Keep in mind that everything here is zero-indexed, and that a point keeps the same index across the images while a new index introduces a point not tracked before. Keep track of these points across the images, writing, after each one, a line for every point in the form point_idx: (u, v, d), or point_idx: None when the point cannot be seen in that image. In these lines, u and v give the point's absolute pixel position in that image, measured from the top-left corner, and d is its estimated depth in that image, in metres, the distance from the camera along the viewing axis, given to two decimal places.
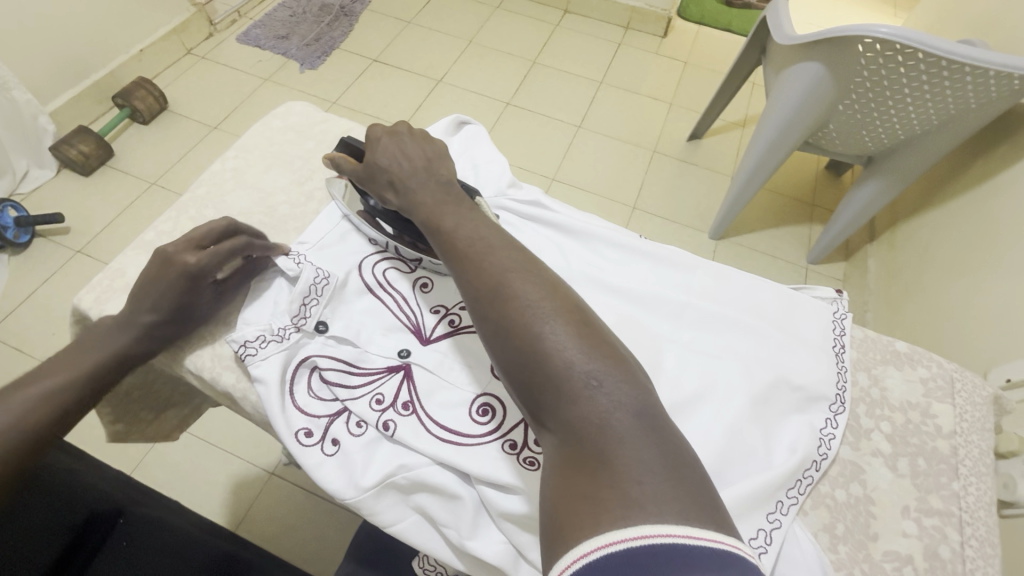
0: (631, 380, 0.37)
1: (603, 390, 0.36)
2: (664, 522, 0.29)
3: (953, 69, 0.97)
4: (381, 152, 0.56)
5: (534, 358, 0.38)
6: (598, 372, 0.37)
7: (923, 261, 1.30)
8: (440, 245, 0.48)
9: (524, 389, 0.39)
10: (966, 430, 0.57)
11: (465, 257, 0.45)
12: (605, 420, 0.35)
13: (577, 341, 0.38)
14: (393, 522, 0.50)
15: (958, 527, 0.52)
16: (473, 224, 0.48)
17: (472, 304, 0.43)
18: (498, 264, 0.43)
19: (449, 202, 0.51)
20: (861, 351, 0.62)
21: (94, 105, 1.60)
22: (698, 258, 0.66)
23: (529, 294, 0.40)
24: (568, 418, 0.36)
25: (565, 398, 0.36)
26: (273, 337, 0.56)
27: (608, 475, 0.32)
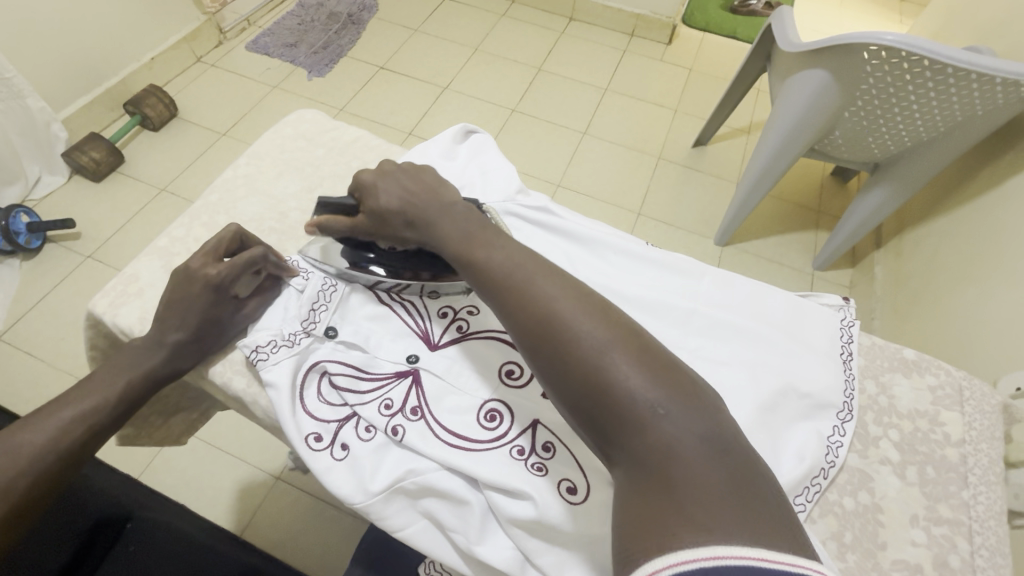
0: (695, 402, 0.37)
1: (668, 415, 0.36)
2: (740, 547, 0.30)
3: (960, 77, 0.98)
4: (384, 193, 0.56)
5: (595, 387, 0.38)
6: (662, 400, 0.36)
7: (931, 268, 1.29)
8: (476, 276, 0.48)
9: (586, 418, 0.39)
10: (975, 439, 0.57)
11: (506, 288, 0.45)
12: (673, 448, 0.35)
13: (636, 367, 0.38)
14: (401, 527, 0.50)
15: (967, 536, 0.51)
16: (508, 250, 0.48)
17: (521, 334, 0.42)
18: (545, 291, 0.43)
19: (471, 228, 0.51)
20: (868, 358, 0.62)
21: (105, 112, 1.63)
22: (705, 266, 0.66)
23: (581, 321, 0.40)
24: (634, 447, 0.36)
25: (630, 427, 0.36)
26: (284, 342, 0.56)
27: (681, 503, 0.32)
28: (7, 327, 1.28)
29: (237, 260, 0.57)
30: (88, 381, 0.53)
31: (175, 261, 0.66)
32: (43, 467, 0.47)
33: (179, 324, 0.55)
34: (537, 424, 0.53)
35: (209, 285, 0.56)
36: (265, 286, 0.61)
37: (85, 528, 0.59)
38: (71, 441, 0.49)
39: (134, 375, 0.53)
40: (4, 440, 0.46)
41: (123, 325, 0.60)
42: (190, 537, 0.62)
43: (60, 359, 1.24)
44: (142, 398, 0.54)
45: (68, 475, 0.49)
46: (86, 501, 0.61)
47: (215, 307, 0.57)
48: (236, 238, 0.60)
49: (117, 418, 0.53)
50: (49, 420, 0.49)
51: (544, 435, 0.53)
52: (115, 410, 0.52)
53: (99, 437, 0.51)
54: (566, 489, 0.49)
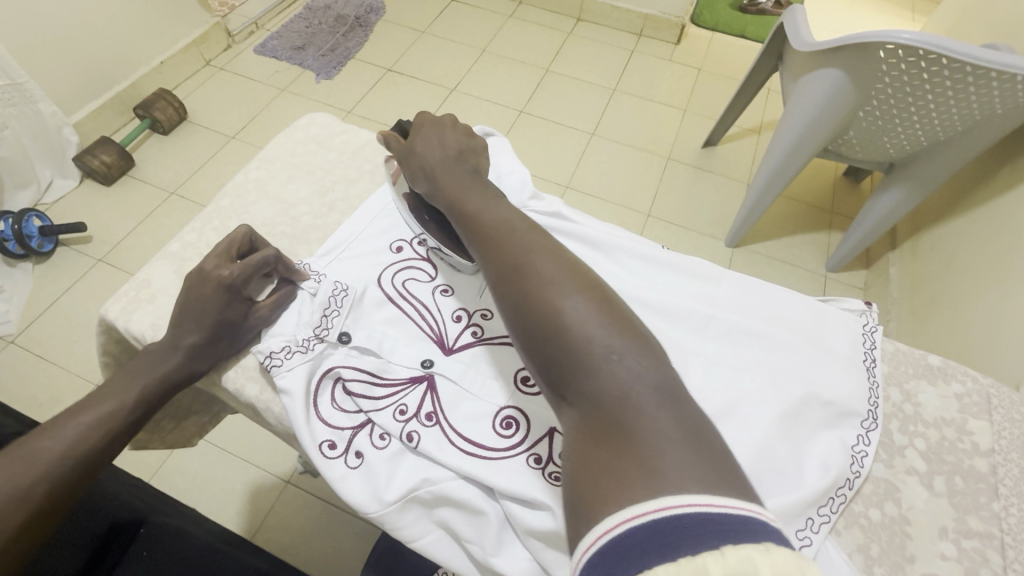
0: (651, 356, 0.39)
1: (623, 363, 0.38)
2: (681, 490, 0.32)
3: (979, 75, 0.96)
4: (420, 138, 0.58)
5: (555, 332, 0.41)
6: (620, 349, 0.39)
7: (948, 270, 1.27)
8: (466, 229, 0.51)
9: (545, 363, 0.41)
10: (1005, 448, 0.55)
11: (489, 241, 0.48)
12: (624, 393, 0.37)
13: (598, 318, 0.41)
14: (416, 537, 0.49)
15: (999, 549, 0.49)
16: (496, 209, 0.52)
17: (496, 281, 0.46)
18: (526, 246, 0.46)
19: (469, 186, 0.54)
20: (892, 364, 0.60)
21: (116, 116, 1.63)
22: (724, 270, 0.65)
23: (553, 274, 0.43)
24: (589, 392, 0.38)
25: (587, 373, 0.39)
26: (298, 348, 0.56)
27: (629, 446, 0.35)
28: (20, 331, 1.28)
29: (250, 261, 0.57)
30: (104, 388, 0.52)
31: (186, 266, 0.66)
32: (63, 473, 0.46)
33: (195, 327, 0.54)
34: (554, 433, 0.52)
35: (223, 286, 0.55)
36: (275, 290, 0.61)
37: (100, 530, 0.59)
38: (90, 447, 0.48)
39: (151, 379, 0.53)
40: (24, 446, 0.46)
41: (136, 331, 0.60)
42: (200, 542, 0.62)
43: (71, 363, 1.24)
44: (158, 404, 0.54)
45: (87, 481, 0.49)
46: (97, 507, 0.60)
47: (232, 310, 0.56)
48: (247, 242, 0.60)
49: (133, 425, 0.52)
50: (68, 426, 0.48)
51: (561, 443, 0.52)
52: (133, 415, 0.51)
53: (118, 443, 0.51)
54: None
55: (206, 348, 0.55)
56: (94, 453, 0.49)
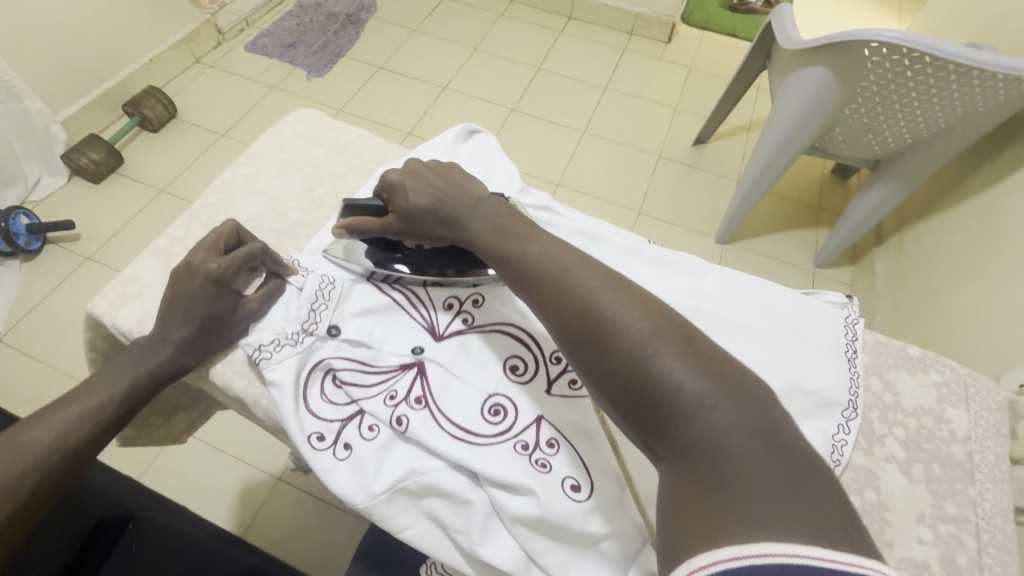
0: (745, 394, 0.36)
1: (718, 407, 0.35)
2: (798, 548, 0.29)
3: (963, 72, 0.97)
4: (412, 194, 0.56)
5: (637, 379, 0.37)
6: (710, 392, 0.35)
7: (931, 264, 1.29)
8: (510, 269, 0.47)
9: (630, 412, 0.38)
10: (981, 436, 0.56)
11: (540, 281, 0.44)
12: (723, 442, 0.34)
13: (682, 359, 0.37)
14: (404, 528, 0.49)
15: (974, 534, 0.51)
16: (540, 243, 0.47)
17: (557, 326, 0.42)
18: (585, 281, 0.42)
19: (508, 226, 0.51)
20: (873, 355, 0.62)
21: (104, 113, 1.62)
22: (708, 263, 0.66)
23: (621, 312, 0.39)
24: (682, 441, 0.35)
25: (679, 421, 0.35)
26: (287, 340, 0.56)
27: (736, 501, 0.31)
28: (7, 329, 1.27)
29: (237, 255, 0.57)
30: (93, 381, 0.52)
31: (174, 262, 0.65)
32: (49, 465, 0.47)
33: (183, 321, 0.55)
34: (541, 420, 0.53)
35: (211, 281, 0.56)
36: (262, 284, 0.61)
37: (88, 527, 0.59)
38: (77, 439, 0.49)
39: (138, 373, 0.53)
40: (11, 437, 0.47)
41: (123, 326, 0.60)
42: (189, 536, 0.62)
43: (59, 361, 1.23)
44: (146, 397, 0.54)
45: (75, 474, 0.49)
46: (85, 502, 0.60)
47: (221, 305, 0.56)
48: (233, 236, 0.60)
49: (122, 417, 0.52)
50: (55, 418, 0.49)
51: (548, 431, 0.52)
52: (120, 408, 0.52)
53: (105, 436, 0.51)
54: (571, 487, 0.49)
55: (193, 342, 0.55)
56: (82, 444, 0.49)
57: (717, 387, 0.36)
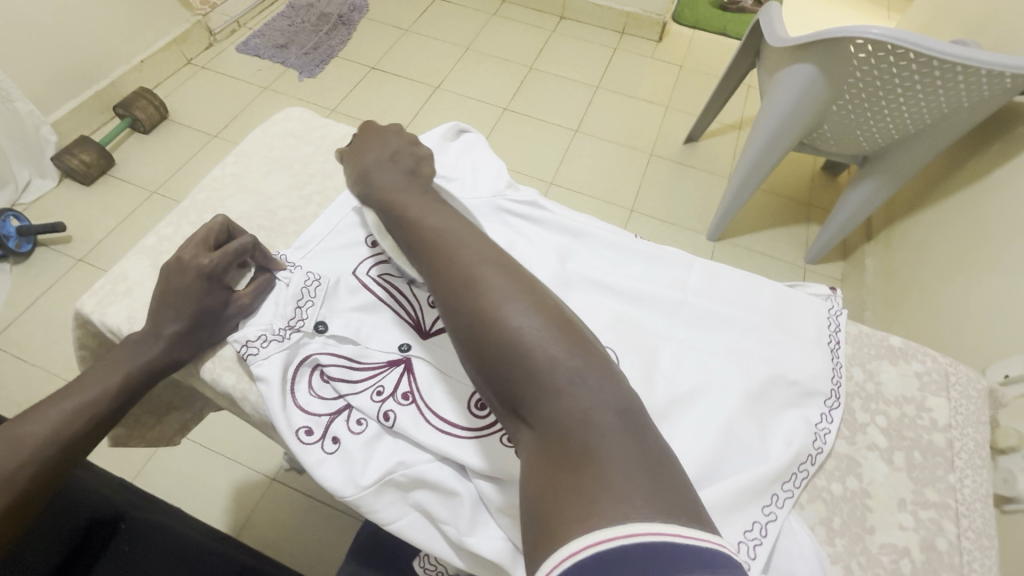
0: (610, 379, 0.39)
1: (583, 386, 0.38)
2: (627, 503, 0.32)
3: (946, 68, 0.99)
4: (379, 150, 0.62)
5: (513, 355, 0.40)
6: (577, 371, 0.39)
7: (919, 259, 1.30)
8: (420, 248, 0.50)
9: (503, 386, 0.40)
10: (961, 423, 0.57)
11: (440, 260, 0.47)
12: (581, 415, 0.37)
13: (556, 340, 0.40)
14: (393, 520, 0.50)
15: (954, 519, 0.52)
16: (445, 225, 0.51)
17: (449, 301, 0.45)
18: (481, 265, 0.45)
19: (426, 206, 0.54)
20: (856, 346, 0.63)
21: (95, 115, 1.62)
22: (694, 257, 0.67)
23: (508, 294, 0.43)
24: (545, 414, 0.38)
25: (546, 396, 0.38)
26: (274, 336, 0.56)
27: (583, 465, 0.34)
28: None
29: (228, 249, 0.58)
30: (87, 377, 0.53)
31: (163, 259, 0.66)
32: (44, 459, 0.47)
33: (175, 315, 0.55)
34: None
35: (202, 275, 0.56)
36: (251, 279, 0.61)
37: (79, 525, 0.59)
38: (72, 434, 0.49)
39: (131, 369, 0.53)
40: (6, 432, 0.47)
41: (112, 324, 0.60)
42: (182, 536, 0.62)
43: (51, 363, 1.23)
44: (138, 393, 0.54)
45: (71, 468, 0.49)
46: (79, 502, 0.61)
47: (213, 298, 0.57)
48: (223, 234, 0.60)
49: (116, 411, 0.53)
50: (49, 413, 0.49)
51: None
52: (113, 403, 0.52)
53: (99, 431, 0.52)
54: None
55: (185, 337, 0.56)
56: (77, 439, 0.49)
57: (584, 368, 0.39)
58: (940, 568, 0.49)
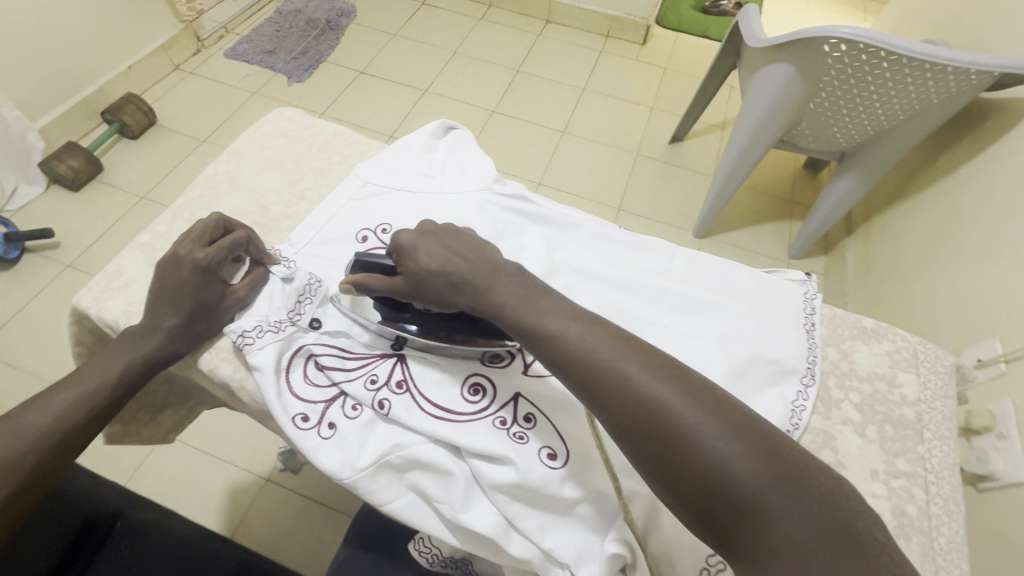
0: (824, 495, 0.36)
1: (790, 511, 0.35)
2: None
3: (916, 66, 1.03)
4: (423, 256, 0.52)
5: (710, 481, 0.37)
6: (791, 497, 0.35)
7: (898, 250, 1.34)
8: (549, 351, 0.45)
9: (700, 513, 0.38)
10: (929, 397, 0.60)
11: (583, 368, 0.43)
12: (809, 548, 0.34)
13: (756, 458, 0.37)
14: (389, 500, 0.52)
15: (923, 487, 0.55)
16: (574, 320, 0.46)
17: (615, 421, 0.41)
18: (641, 375, 0.41)
19: (533, 301, 0.48)
20: (830, 328, 0.66)
21: (82, 121, 1.62)
22: (675, 245, 0.69)
23: (687, 409, 0.39)
24: (765, 547, 0.35)
25: (761, 525, 0.35)
26: (270, 328, 0.58)
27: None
28: None
29: (223, 244, 0.59)
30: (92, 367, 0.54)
31: (158, 255, 0.67)
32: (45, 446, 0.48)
33: (172, 309, 0.56)
34: (519, 397, 0.55)
35: (198, 269, 0.57)
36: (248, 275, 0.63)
37: (76, 525, 0.59)
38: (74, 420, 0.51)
39: (132, 358, 0.55)
40: (9, 421, 0.48)
41: (109, 318, 0.61)
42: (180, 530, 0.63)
43: (41, 368, 1.23)
44: (137, 383, 0.56)
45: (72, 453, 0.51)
46: (72, 499, 0.60)
47: (210, 293, 0.58)
48: (218, 229, 0.61)
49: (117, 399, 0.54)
50: (50, 403, 0.51)
51: (525, 406, 0.55)
52: (113, 392, 0.54)
53: (98, 420, 0.53)
54: (547, 455, 0.51)
55: (184, 329, 0.57)
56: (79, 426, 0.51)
57: (794, 485, 0.36)
58: (910, 532, 0.52)
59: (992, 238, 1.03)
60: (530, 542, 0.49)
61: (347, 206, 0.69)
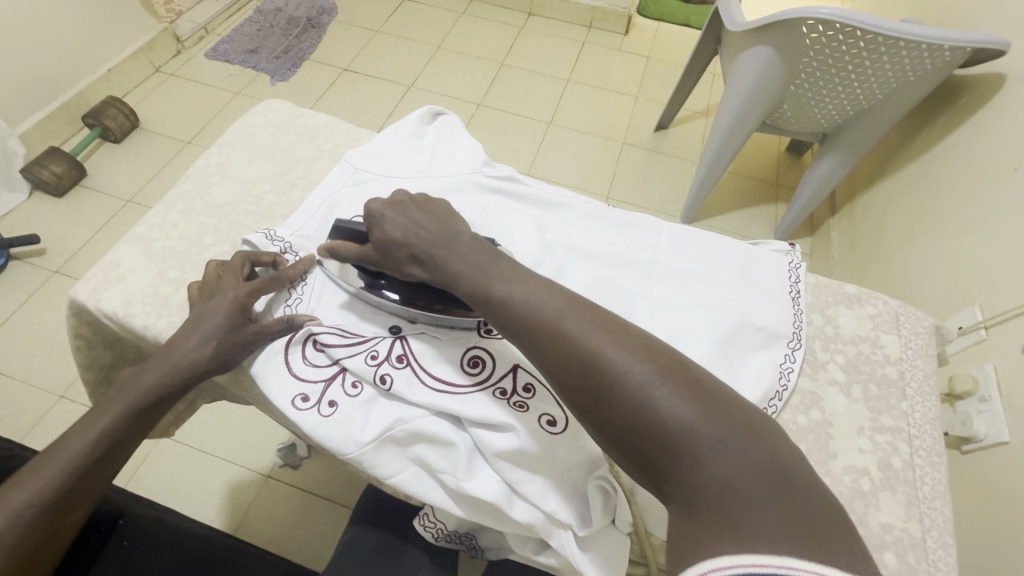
0: (752, 435, 0.37)
1: (718, 449, 0.36)
2: (793, 561, 0.30)
3: (890, 44, 1.05)
4: (390, 227, 0.55)
5: (640, 423, 0.38)
6: (720, 436, 0.36)
7: (882, 225, 1.37)
8: (498, 313, 0.47)
9: (632, 454, 0.39)
10: (910, 355, 0.63)
11: (531, 326, 0.44)
12: (730, 482, 0.35)
13: (687, 404, 0.38)
14: (392, 473, 0.53)
15: (907, 441, 0.57)
16: (526, 285, 0.47)
17: (552, 372, 0.43)
18: (582, 329, 0.42)
19: (492, 266, 0.50)
20: (814, 295, 0.68)
21: (63, 126, 1.60)
22: (663, 221, 0.71)
23: (621, 359, 0.40)
24: (689, 482, 0.36)
25: (685, 460, 0.36)
26: (288, 304, 0.62)
27: (738, 531, 0.32)
28: None
29: (258, 283, 0.60)
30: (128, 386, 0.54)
31: (154, 247, 0.67)
32: (48, 496, 0.47)
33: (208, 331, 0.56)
34: (518, 366, 0.56)
35: (236, 303, 0.58)
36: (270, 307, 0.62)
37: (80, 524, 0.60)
38: (105, 436, 0.51)
39: (160, 373, 0.54)
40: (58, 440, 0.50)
41: (108, 309, 0.62)
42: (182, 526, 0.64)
43: (33, 376, 1.22)
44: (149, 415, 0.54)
45: (102, 469, 0.51)
46: None
47: (236, 314, 0.57)
48: (241, 259, 0.61)
49: (143, 415, 0.54)
50: (57, 443, 0.50)
51: (524, 376, 0.56)
52: (124, 428, 0.52)
53: (120, 447, 0.52)
54: (547, 421, 0.52)
55: (220, 345, 0.56)
56: (103, 445, 0.51)
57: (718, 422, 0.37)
58: (896, 484, 0.54)
59: (972, 208, 1.06)
60: (531, 506, 0.51)
61: (339, 191, 0.70)
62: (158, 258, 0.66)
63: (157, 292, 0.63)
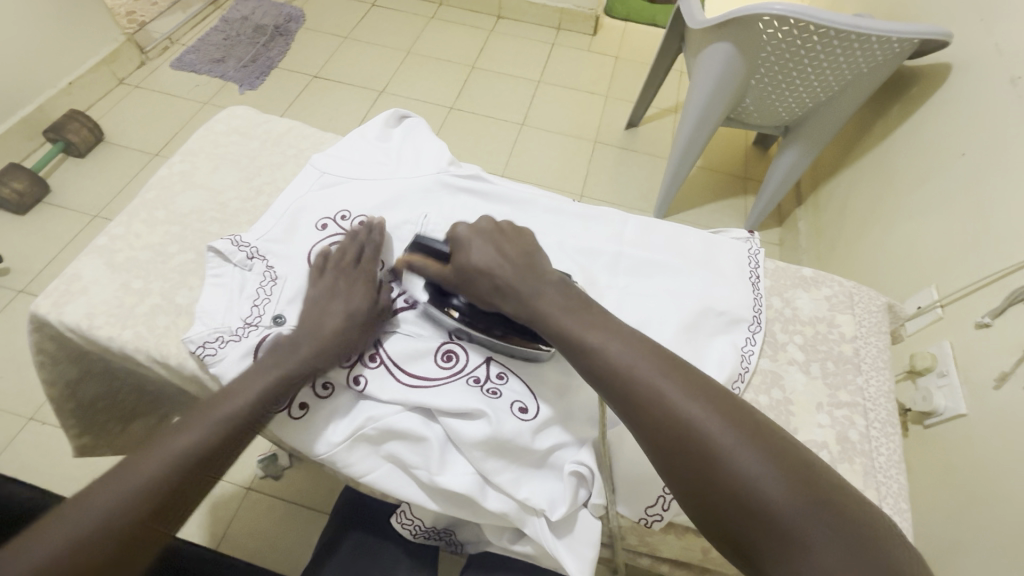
0: (854, 524, 0.38)
1: (823, 537, 0.37)
2: None
3: (843, 38, 1.09)
4: (475, 252, 0.55)
5: (746, 502, 0.39)
6: (826, 523, 0.38)
7: (844, 213, 1.42)
8: (590, 366, 0.47)
9: (730, 531, 0.40)
10: (864, 333, 0.66)
11: (626, 385, 0.45)
12: (840, 574, 0.36)
13: (792, 488, 0.39)
14: (367, 471, 0.54)
15: (863, 414, 0.60)
16: (619, 341, 0.47)
17: (650, 436, 0.43)
18: (682, 396, 0.43)
19: (580, 313, 0.50)
20: (774, 279, 0.70)
21: (23, 142, 1.57)
22: (627, 213, 0.73)
23: (725, 434, 0.41)
24: (799, 573, 0.37)
25: (790, 545, 0.37)
26: (231, 336, 0.58)
27: None
28: None
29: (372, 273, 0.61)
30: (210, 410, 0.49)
31: (117, 258, 0.66)
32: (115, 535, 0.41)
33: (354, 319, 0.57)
34: (490, 357, 0.58)
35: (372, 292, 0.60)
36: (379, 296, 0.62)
37: None
38: (181, 469, 0.46)
39: (252, 391, 0.51)
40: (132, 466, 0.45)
41: (71, 322, 0.61)
42: None
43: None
44: (218, 454, 0.49)
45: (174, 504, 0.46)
46: None
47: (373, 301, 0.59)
48: (319, 260, 0.61)
49: (223, 444, 0.49)
50: (132, 469, 0.45)
51: (497, 366, 0.57)
52: (207, 452, 0.48)
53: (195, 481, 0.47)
54: (519, 409, 0.54)
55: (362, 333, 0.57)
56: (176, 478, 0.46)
57: (819, 504, 0.39)
58: (853, 455, 0.57)
59: (925, 194, 1.11)
60: (505, 494, 0.52)
61: (306, 195, 0.70)
62: (121, 268, 0.66)
63: (122, 303, 0.63)
